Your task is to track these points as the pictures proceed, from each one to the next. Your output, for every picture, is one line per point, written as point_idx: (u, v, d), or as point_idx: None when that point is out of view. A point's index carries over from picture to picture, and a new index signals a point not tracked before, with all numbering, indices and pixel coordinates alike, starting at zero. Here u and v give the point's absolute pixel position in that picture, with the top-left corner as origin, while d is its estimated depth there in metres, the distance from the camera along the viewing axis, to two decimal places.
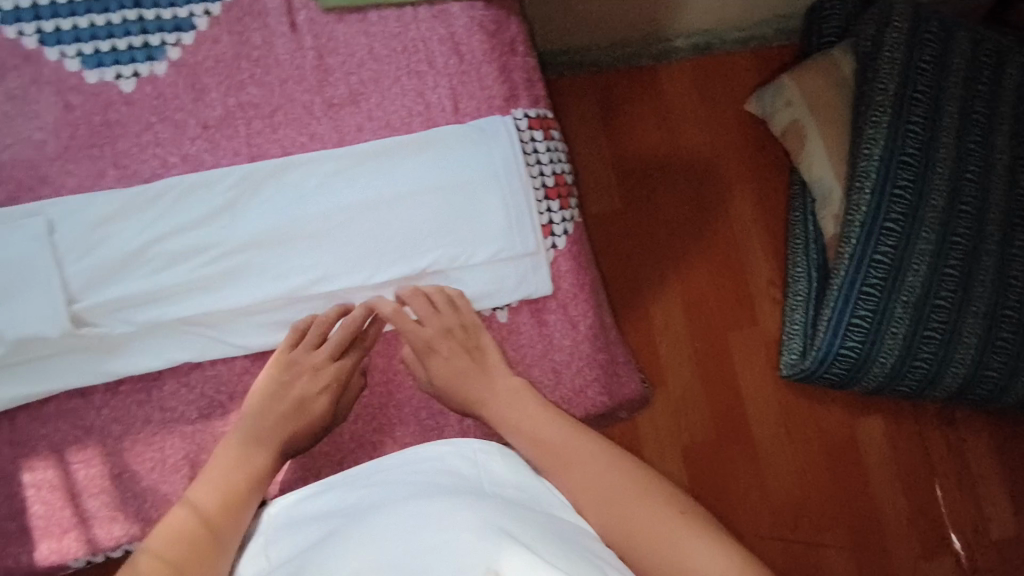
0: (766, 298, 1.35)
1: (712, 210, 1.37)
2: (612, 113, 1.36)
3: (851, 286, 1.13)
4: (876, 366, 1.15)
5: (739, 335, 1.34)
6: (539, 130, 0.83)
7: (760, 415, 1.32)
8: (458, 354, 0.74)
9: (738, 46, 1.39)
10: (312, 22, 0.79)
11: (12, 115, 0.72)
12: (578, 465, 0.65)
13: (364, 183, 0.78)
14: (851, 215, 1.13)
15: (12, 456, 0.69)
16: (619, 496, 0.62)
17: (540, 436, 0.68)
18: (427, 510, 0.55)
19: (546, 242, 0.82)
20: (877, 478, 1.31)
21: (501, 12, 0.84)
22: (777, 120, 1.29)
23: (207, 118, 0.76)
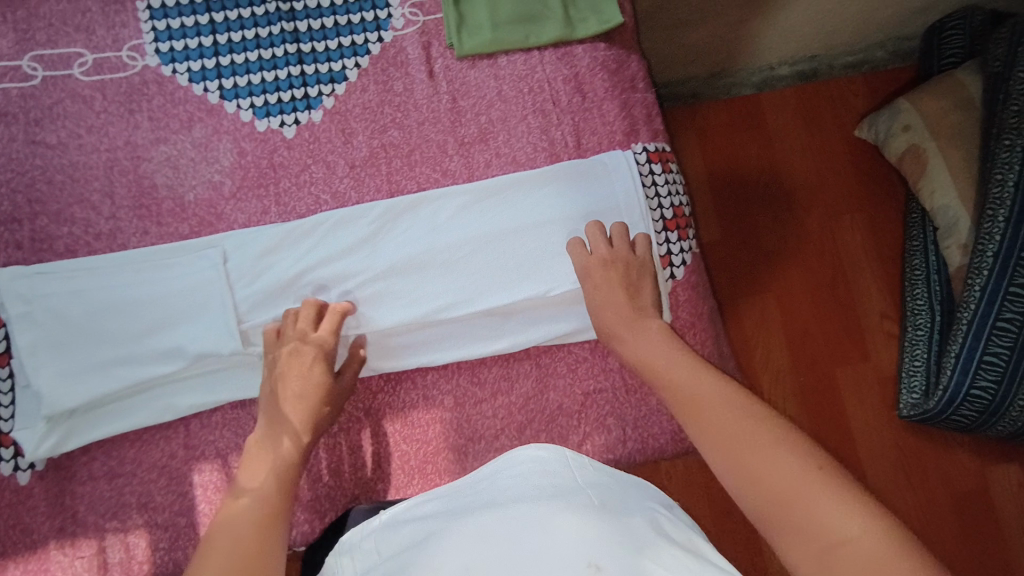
0: (878, 331, 1.30)
1: (825, 240, 1.33)
2: (720, 143, 1.36)
3: (983, 323, 1.06)
4: (1015, 409, 1.09)
5: (853, 370, 1.29)
6: (658, 163, 0.85)
7: (877, 457, 1.26)
8: (614, 284, 0.74)
9: (849, 70, 1.37)
10: (447, 69, 0.87)
11: (196, 161, 0.83)
12: (719, 419, 0.55)
13: (491, 216, 0.83)
14: (983, 245, 1.06)
15: (185, 459, 0.77)
16: (758, 452, 0.51)
17: (685, 383, 0.60)
18: (531, 513, 0.54)
19: (665, 272, 0.83)
20: (1014, 530, 1.22)
21: (622, 51, 0.89)
22: (891, 146, 1.25)
23: (354, 158, 0.84)
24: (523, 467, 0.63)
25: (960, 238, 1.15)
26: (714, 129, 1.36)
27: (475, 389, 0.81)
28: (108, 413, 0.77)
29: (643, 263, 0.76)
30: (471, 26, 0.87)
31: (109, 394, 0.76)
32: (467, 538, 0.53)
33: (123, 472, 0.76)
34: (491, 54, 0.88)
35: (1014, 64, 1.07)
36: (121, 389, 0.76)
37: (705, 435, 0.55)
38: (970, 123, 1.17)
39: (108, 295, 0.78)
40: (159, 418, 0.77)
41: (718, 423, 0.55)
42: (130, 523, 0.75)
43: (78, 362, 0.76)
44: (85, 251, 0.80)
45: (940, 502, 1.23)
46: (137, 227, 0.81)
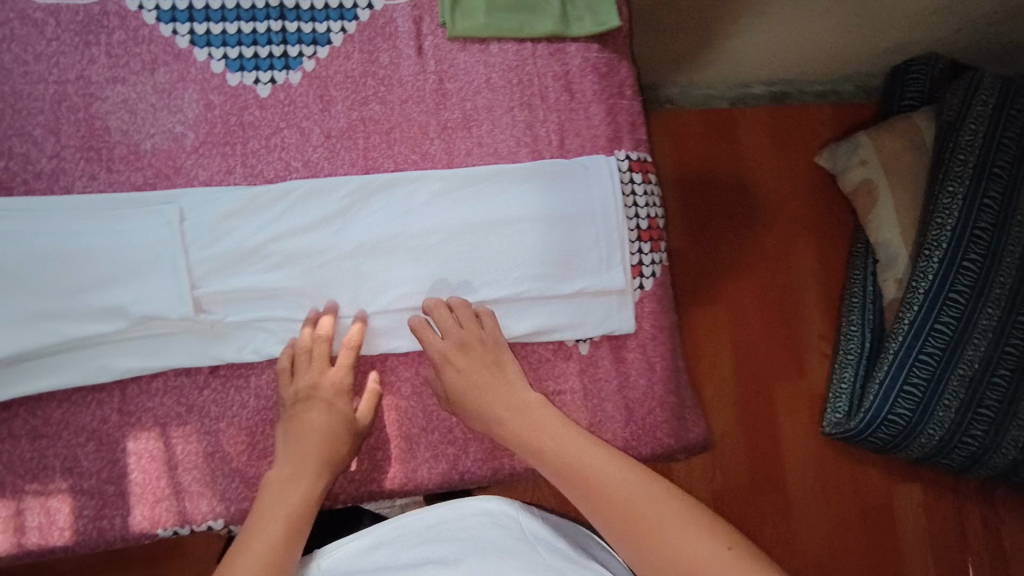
0: (815, 352, 1.36)
1: (778, 261, 1.38)
2: (693, 154, 1.38)
3: (907, 354, 1.13)
4: (923, 437, 1.16)
5: (788, 387, 1.35)
6: (639, 173, 0.86)
7: (797, 472, 1.33)
8: (475, 367, 0.75)
9: (817, 98, 1.41)
10: (437, 48, 0.84)
11: (156, 108, 0.77)
12: (625, 498, 0.63)
13: (467, 206, 0.81)
14: (916, 281, 1.13)
15: (119, 424, 0.73)
16: (657, 518, 0.61)
17: (588, 465, 0.67)
18: (483, 569, 0.59)
19: (634, 282, 0.85)
20: (910, 548, 1.32)
21: (615, 55, 0.88)
22: (848, 178, 1.30)
23: (330, 128, 0.81)
24: (476, 518, 0.67)
25: (897, 272, 1.23)
26: (690, 138, 1.38)
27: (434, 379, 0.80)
28: (35, 369, 0.71)
29: (497, 336, 0.77)
30: (466, 7, 0.84)
31: (38, 349, 0.70)
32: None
33: (48, 432, 0.71)
34: (483, 39, 0.85)
35: (967, 115, 1.13)
36: (53, 345, 0.71)
37: (610, 513, 0.63)
38: (920, 164, 1.24)
39: (44, 241, 0.71)
40: (92, 379, 0.72)
41: (613, 497, 0.63)
42: (52, 487, 0.71)
43: (6, 309, 0.70)
44: (23, 191, 0.73)
45: (848, 517, 1.32)
46: (84, 170, 0.75)
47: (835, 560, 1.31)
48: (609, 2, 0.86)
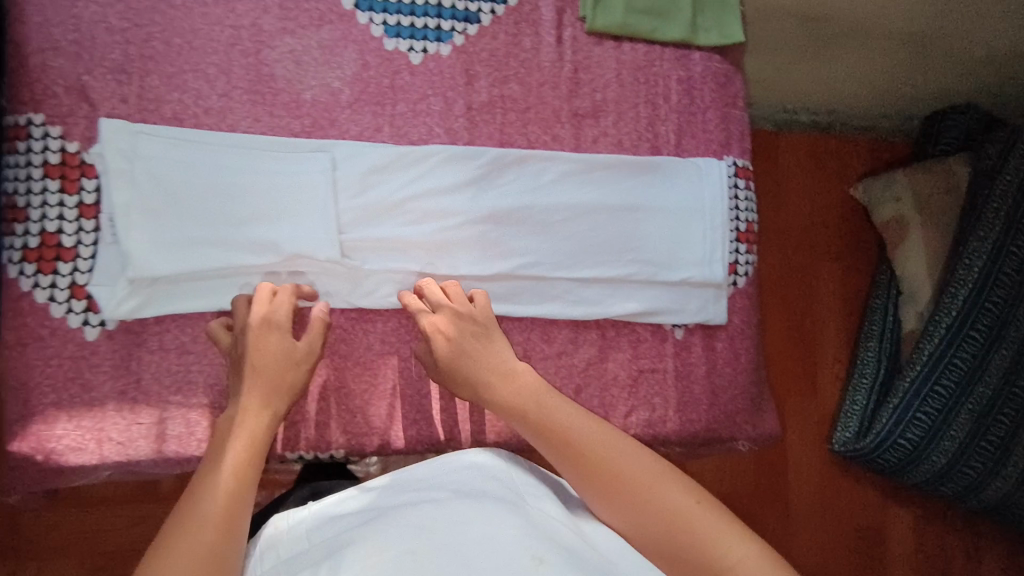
0: (829, 372, 1.45)
1: (821, 281, 1.47)
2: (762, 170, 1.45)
3: (923, 383, 1.22)
4: (927, 462, 1.24)
5: (812, 400, 1.44)
6: (744, 179, 0.93)
7: (803, 479, 1.43)
8: (466, 338, 0.76)
9: (857, 132, 1.48)
10: (575, 39, 0.90)
11: (319, 61, 0.82)
12: (603, 456, 0.65)
13: (590, 189, 0.88)
14: (939, 316, 1.21)
15: None
16: (630, 472, 0.63)
17: (567, 429, 0.67)
18: (473, 511, 0.58)
19: (730, 278, 0.92)
20: (894, 558, 1.45)
21: (732, 66, 0.95)
22: (880, 211, 1.37)
23: (473, 101, 0.86)
24: (466, 468, 0.67)
25: (918, 306, 1.31)
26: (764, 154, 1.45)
27: (544, 345, 0.87)
28: (185, 289, 0.76)
29: (487, 315, 0.78)
30: (606, 4, 0.89)
31: (195, 271, 0.75)
32: (403, 519, 0.56)
33: (194, 350, 0.76)
34: (617, 36, 0.91)
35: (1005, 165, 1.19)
36: (209, 269, 0.76)
37: (586, 470, 0.64)
38: (953, 206, 1.30)
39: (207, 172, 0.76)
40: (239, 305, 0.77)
41: (600, 462, 0.64)
42: (193, 400, 0.76)
43: (168, 230, 0.75)
44: (192, 123, 0.78)
45: (842, 525, 1.44)
46: (249, 111, 0.80)
47: (825, 562, 1.42)
48: (735, 18, 0.93)
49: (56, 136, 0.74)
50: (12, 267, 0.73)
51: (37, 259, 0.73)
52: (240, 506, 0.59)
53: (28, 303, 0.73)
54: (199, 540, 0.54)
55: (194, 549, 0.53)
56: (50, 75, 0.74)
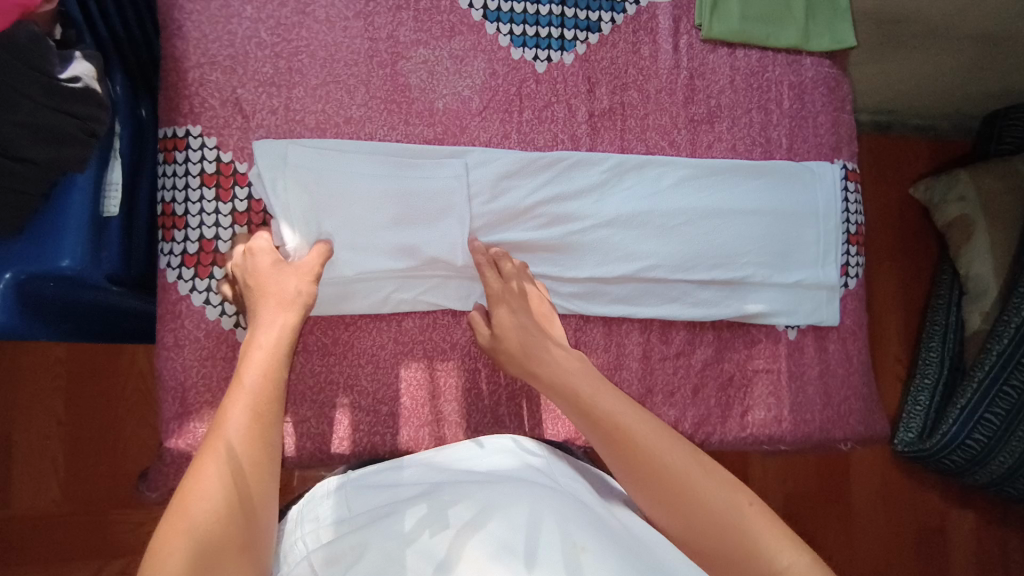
0: (890, 373, 1.48)
1: (888, 281, 1.50)
2: None
3: (992, 383, 1.21)
4: (994, 463, 1.25)
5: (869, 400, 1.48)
6: (854, 181, 0.94)
7: (867, 479, 1.44)
8: (522, 312, 0.76)
9: (916, 132, 1.50)
10: (691, 47, 0.92)
11: (450, 71, 0.85)
12: (645, 448, 0.61)
13: (706, 193, 0.90)
14: (1009, 316, 1.20)
15: (395, 352, 0.81)
16: (672, 467, 0.60)
17: (611, 412, 0.65)
18: (516, 491, 0.55)
19: (841, 279, 0.93)
20: (958, 559, 1.46)
21: (841, 72, 0.96)
22: (943, 211, 1.37)
23: (595, 108, 0.88)
24: (510, 458, 0.66)
25: (983, 306, 1.31)
26: None
27: (663, 346, 0.88)
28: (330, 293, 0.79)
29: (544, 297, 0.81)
30: (722, 12, 0.92)
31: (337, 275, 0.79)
32: (445, 500, 0.54)
33: (336, 351, 0.79)
34: (731, 43, 0.93)
35: None
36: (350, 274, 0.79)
37: (629, 462, 0.61)
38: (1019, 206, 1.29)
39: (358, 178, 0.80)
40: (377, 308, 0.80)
41: (645, 450, 0.61)
42: (335, 400, 0.79)
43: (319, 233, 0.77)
44: (333, 133, 0.81)
45: (904, 525, 1.45)
46: (386, 120, 0.82)
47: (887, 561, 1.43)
48: (847, 24, 0.95)
49: (212, 147, 0.77)
50: (171, 271, 0.76)
51: (194, 264, 0.76)
52: (268, 443, 0.59)
53: (185, 307, 0.76)
54: (224, 466, 0.54)
55: (218, 472, 0.54)
56: (207, 89, 0.77)
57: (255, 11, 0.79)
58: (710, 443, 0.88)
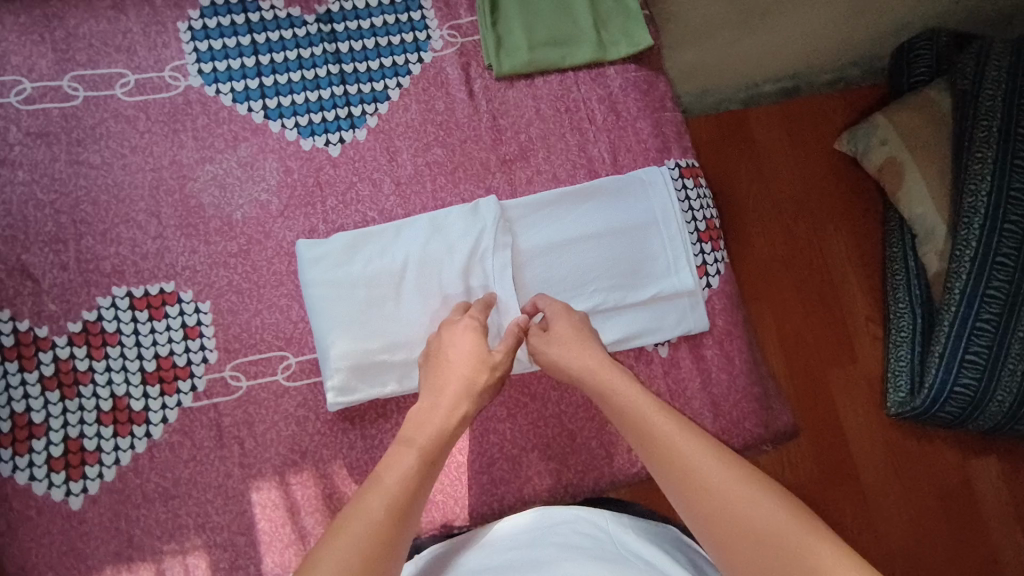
0: (865, 335, 1.32)
1: (826, 242, 1.35)
2: (736, 137, 1.36)
3: (964, 322, 1.10)
4: (994, 404, 1.11)
5: (840, 371, 1.30)
6: (690, 178, 0.91)
7: (866, 452, 1.28)
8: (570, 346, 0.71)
9: (826, 88, 1.40)
10: (486, 89, 0.90)
11: (242, 180, 0.83)
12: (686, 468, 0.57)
13: (538, 228, 0.85)
14: (960, 251, 1.10)
15: (243, 477, 0.77)
16: (714, 485, 0.55)
17: (634, 406, 0.63)
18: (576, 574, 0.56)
19: (701, 281, 0.88)
20: (995, 518, 1.26)
21: (651, 71, 0.93)
22: (870, 159, 1.27)
23: (400, 176, 0.86)
24: (566, 527, 0.66)
25: (937, 243, 1.18)
26: (729, 131, 1.36)
27: (527, 399, 0.83)
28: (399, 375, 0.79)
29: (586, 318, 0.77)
30: (509, 47, 0.89)
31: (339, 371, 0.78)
32: None
33: (178, 493, 0.76)
34: (528, 74, 0.90)
35: (982, 82, 1.13)
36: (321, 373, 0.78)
37: (673, 478, 0.57)
38: (942, 135, 1.20)
39: (448, 231, 0.82)
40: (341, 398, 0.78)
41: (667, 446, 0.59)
42: (188, 544, 0.75)
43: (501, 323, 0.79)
44: (132, 272, 0.79)
45: (923, 493, 1.27)
46: (184, 245, 0.81)
47: (917, 539, 1.25)
48: (641, 24, 0.92)
49: (7, 319, 0.76)
50: None
51: (11, 442, 0.74)
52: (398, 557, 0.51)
53: (11, 488, 0.74)
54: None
55: None
56: None
57: (27, 174, 0.79)
58: (602, 487, 0.83)
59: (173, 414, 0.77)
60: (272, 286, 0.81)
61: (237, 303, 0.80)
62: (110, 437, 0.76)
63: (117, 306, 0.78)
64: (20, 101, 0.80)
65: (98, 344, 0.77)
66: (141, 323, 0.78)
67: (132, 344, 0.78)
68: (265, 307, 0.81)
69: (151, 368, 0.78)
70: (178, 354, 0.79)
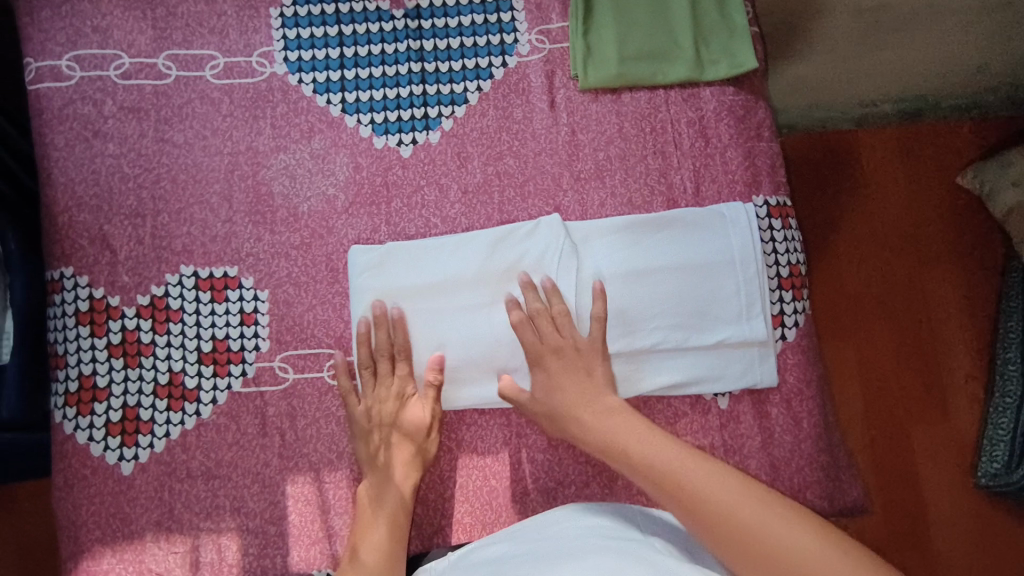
0: (961, 393, 1.17)
1: (928, 288, 1.20)
2: (839, 162, 1.22)
3: None
4: None
5: (927, 431, 1.17)
6: (779, 218, 0.83)
7: (946, 522, 1.14)
8: (565, 373, 0.75)
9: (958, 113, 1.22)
10: (569, 100, 0.85)
11: (313, 172, 0.83)
12: (753, 524, 0.61)
13: (605, 255, 0.80)
14: None
15: (281, 468, 0.78)
16: (775, 536, 0.60)
17: (663, 462, 0.68)
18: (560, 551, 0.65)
19: (775, 332, 0.81)
20: None
21: (750, 96, 0.85)
22: (998, 200, 1.12)
23: (468, 184, 0.83)
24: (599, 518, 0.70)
25: None
26: (833, 153, 1.22)
27: None
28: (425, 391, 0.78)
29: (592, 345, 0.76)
30: (598, 58, 0.84)
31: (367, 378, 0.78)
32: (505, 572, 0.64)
33: (219, 474, 0.78)
34: (615, 89, 0.85)
35: None
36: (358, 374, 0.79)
37: (713, 534, 0.62)
38: None
39: (510, 249, 0.80)
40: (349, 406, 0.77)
41: (706, 503, 0.64)
42: (223, 525, 0.77)
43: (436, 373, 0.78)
44: (200, 253, 0.81)
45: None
46: (251, 232, 0.82)
47: None
48: (746, 44, 0.84)
49: (85, 285, 0.80)
50: (57, 411, 0.79)
51: (76, 402, 0.78)
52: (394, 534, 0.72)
53: (71, 445, 0.78)
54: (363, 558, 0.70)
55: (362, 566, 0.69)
56: (77, 230, 0.81)
57: (116, 147, 0.82)
58: None
59: (222, 396, 0.79)
60: (328, 282, 0.82)
61: (293, 295, 0.81)
62: (163, 410, 0.79)
63: (183, 284, 0.81)
64: (117, 75, 0.84)
65: (162, 319, 0.80)
66: (203, 304, 0.81)
67: (192, 323, 0.80)
68: (320, 303, 0.81)
69: (207, 349, 0.80)
70: (233, 339, 0.80)
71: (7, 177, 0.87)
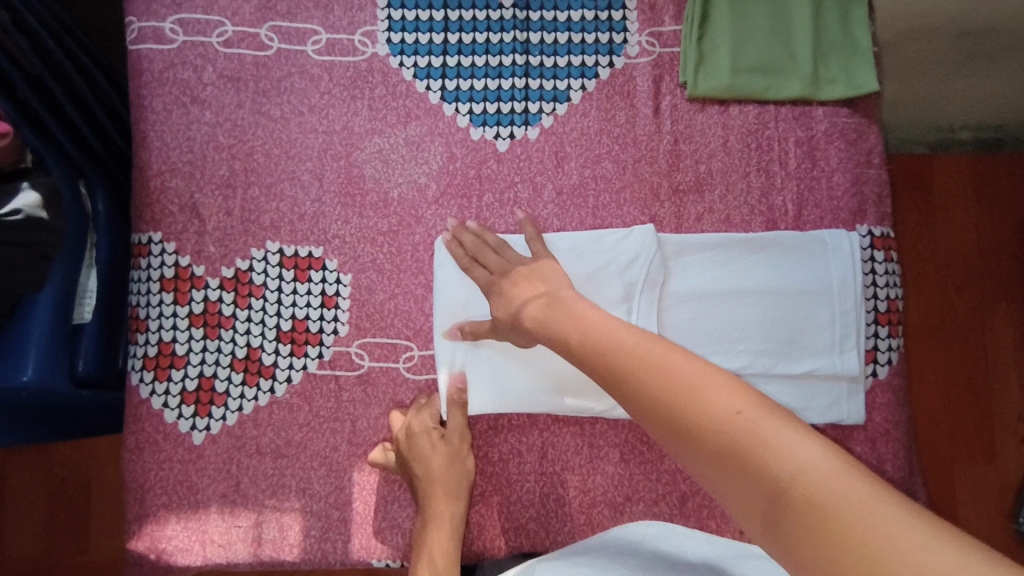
0: (1012, 434, 1.09)
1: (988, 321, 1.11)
2: (914, 189, 1.13)
3: None
4: None
5: (969, 470, 1.09)
6: (881, 250, 0.80)
7: None
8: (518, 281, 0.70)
9: None
10: (674, 108, 0.82)
11: (406, 159, 0.82)
12: (699, 392, 0.49)
13: (696, 272, 0.78)
14: None
15: (350, 455, 0.78)
16: (717, 403, 0.47)
17: (609, 339, 0.58)
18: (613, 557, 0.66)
19: (867, 368, 0.79)
20: None
21: (865, 120, 0.81)
22: None
23: (563, 185, 0.81)
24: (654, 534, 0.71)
25: None
26: (908, 180, 1.13)
27: (644, 449, 0.78)
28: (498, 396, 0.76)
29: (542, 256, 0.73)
30: (709, 67, 0.81)
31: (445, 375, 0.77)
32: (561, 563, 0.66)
33: (288, 454, 0.78)
34: (724, 100, 0.82)
35: None
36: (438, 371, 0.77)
37: (652, 413, 0.51)
38: None
39: (598, 254, 0.78)
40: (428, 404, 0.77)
41: (650, 376, 0.53)
42: (286, 505, 0.77)
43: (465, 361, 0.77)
44: (288, 231, 0.80)
45: None
46: (339, 214, 0.81)
47: None
48: (867, 65, 0.80)
49: (170, 252, 0.80)
50: (134, 374, 0.78)
51: (154, 367, 0.78)
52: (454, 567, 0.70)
53: (145, 409, 0.78)
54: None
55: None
56: (167, 196, 0.80)
57: (213, 115, 0.81)
58: None
59: (297, 377, 0.79)
60: (412, 273, 0.80)
61: (376, 282, 0.80)
62: (238, 384, 0.78)
63: (268, 260, 0.80)
64: (220, 42, 0.82)
65: (244, 293, 0.79)
66: (287, 282, 0.80)
67: (274, 300, 0.80)
68: (402, 292, 0.80)
69: (286, 328, 0.79)
70: (313, 320, 0.80)
71: (100, 133, 0.86)
